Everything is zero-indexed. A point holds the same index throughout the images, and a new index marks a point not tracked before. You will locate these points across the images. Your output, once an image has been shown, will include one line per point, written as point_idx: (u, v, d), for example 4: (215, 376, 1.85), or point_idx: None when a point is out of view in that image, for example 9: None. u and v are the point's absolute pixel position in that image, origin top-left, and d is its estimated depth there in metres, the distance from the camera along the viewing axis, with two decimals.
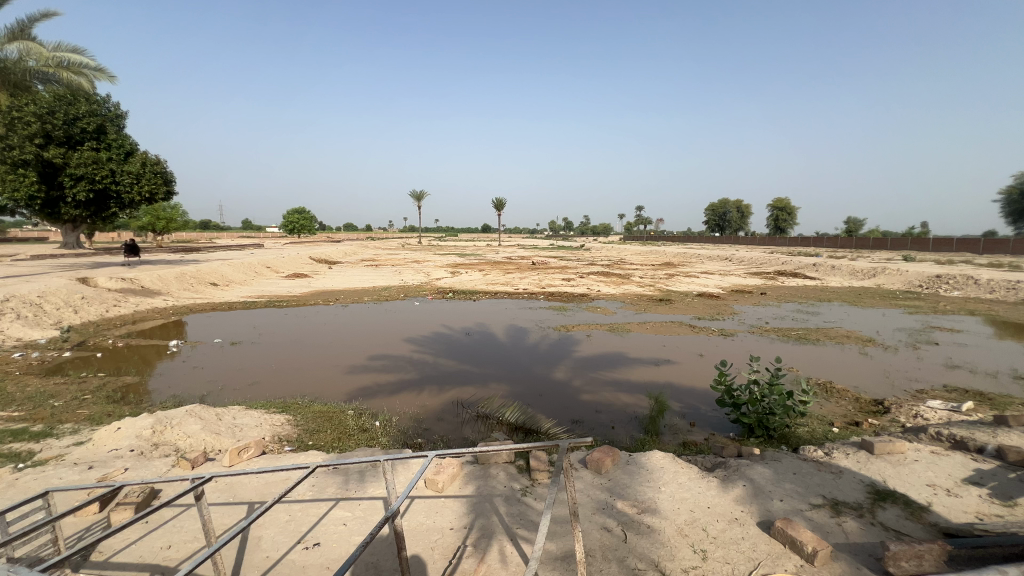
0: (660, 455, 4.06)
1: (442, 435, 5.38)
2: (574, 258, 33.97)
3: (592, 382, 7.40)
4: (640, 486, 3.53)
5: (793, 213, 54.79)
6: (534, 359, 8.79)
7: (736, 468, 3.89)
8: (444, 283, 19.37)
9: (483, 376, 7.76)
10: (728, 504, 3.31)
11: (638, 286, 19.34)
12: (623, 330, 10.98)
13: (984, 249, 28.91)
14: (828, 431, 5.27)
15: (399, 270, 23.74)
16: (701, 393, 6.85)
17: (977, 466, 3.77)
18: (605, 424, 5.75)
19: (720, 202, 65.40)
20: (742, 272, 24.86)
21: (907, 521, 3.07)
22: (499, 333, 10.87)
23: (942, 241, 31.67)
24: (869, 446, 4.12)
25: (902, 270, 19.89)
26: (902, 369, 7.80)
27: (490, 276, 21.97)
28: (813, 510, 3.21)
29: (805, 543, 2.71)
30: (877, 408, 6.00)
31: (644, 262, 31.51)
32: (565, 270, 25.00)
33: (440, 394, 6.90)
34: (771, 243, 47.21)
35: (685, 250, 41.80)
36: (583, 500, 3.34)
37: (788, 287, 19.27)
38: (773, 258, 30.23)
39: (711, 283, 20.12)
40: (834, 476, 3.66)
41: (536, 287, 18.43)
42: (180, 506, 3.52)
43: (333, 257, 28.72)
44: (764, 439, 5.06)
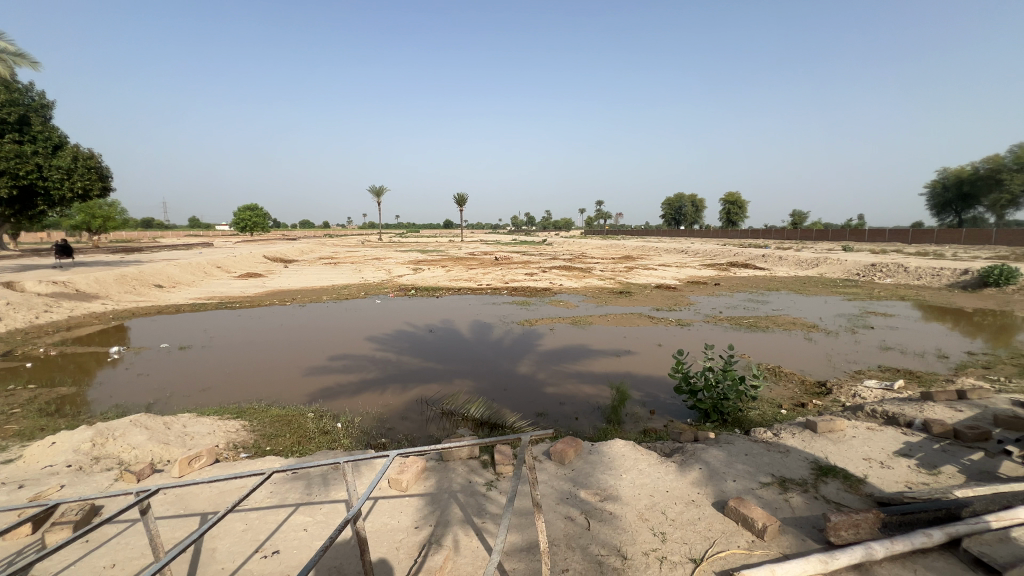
0: (621, 444, 4.17)
1: (406, 434, 5.32)
2: (536, 253, 34.20)
3: (556, 374, 7.51)
4: (602, 474, 3.63)
5: (744, 207, 57.33)
6: (499, 354, 8.81)
7: (692, 452, 4.05)
8: (407, 280, 19.08)
9: (448, 373, 7.71)
10: (685, 487, 3.44)
11: (600, 279, 19.71)
12: (586, 322, 11.19)
13: (913, 239, 31.23)
14: (776, 413, 5.58)
15: (359, 268, 23.15)
16: (660, 382, 7.08)
17: (907, 439, 4.09)
18: (569, 416, 5.86)
19: (676, 197, 67.47)
20: (697, 264, 25.79)
21: (846, 493, 3.29)
22: (463, 329, 10.83)
23: (877, 232, 33.99)
24: (813, 426, 4.38)
25: (842, 259, 21.21)
26: (842, 351, 8.36)
27: (453, 272, 21.80)
28: (763, 488, 3.39)
29: (756, 519, 2.86)
30: (820, 389, 6.40)
31: (605, 255, 32.14)
32: (529, 265, 25.16)
33: (404, 392, 6.82)
34: (724, 235, 49.23)
35: (644, 244, 42.91)
36: (547, 491, 3.39)
37: (739, 277, 20.18)
38: (726, 250, 31.53)
39: (668, 275, 20.79)
40: (781, 455, 3.88)
41: (500, 282, 18.45)
42: (125, 522, 3.32)
43: (289, 255, 27.67)
44: (719, 423, 5.30)
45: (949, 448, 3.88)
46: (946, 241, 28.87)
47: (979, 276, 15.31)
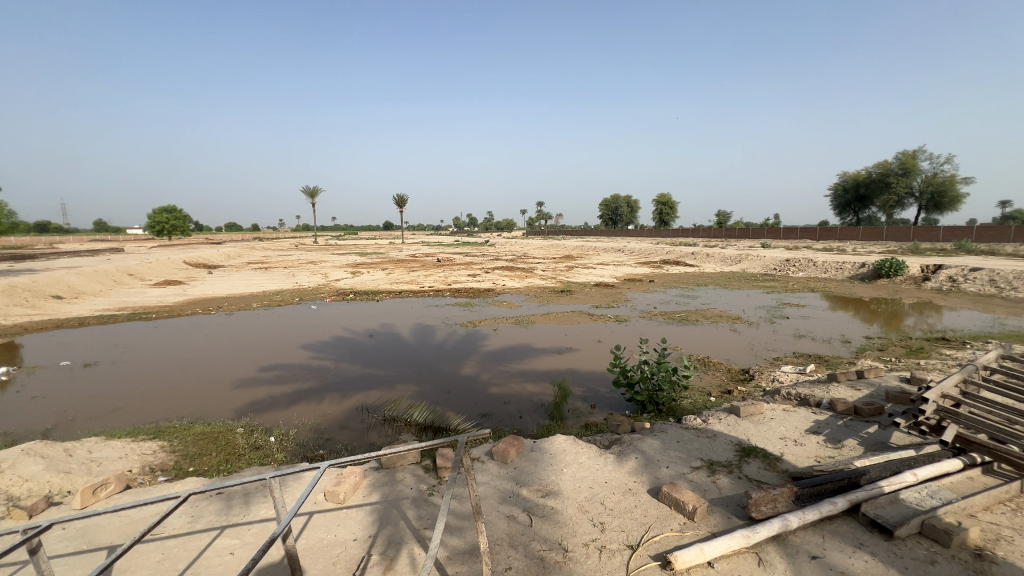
0: (563, 439, 4.24)
1: (346, 443, 5.11)
2: (479, 254, 34.12)
3: (500, 374, 7.53)
4: (543, 470, 3.68)
5: (674, 208, 60.57)
6: (442, 356, 8.69)
7: (629, 443, 4.21)
8: (344, 284, 18.37)
9: (390, 378, 7.50)
10: (623, 476, 3.57)
11: (542, 279, 20.02)
12: (528, 322, 11.33)
13: (820, 236, 34.45)
14: (705, 400, 5.93)
15: (292, 272, 21.94)
16: (600, 377, 7.29)
17: (816, 417, 4.50)
18: (513, 415, 5.89)
19: (612, 198, 69.99)
20: (634, 262, 26.87)
21: (766, 471, 3.56)
22: (405, 333, 10.59)
23: (790, 231, 37.14)
24: (737, 410, 4.69)
25: (761, 256, 22.97)
26: (763, 340, 9.05)
27: (394, 275, 21.26)
28: (693, 472, 3.59)
29: (687, 502, 3.01)
30: (744, 376, 6.88)
31: (546, 256, 32.78)
32: (471, 266, 25.06)
33: (343, 400, 6.55)
34: (657, 234, 51.76)
35: (584, 243, 44.09)
36: (489, 492, 3.39)
37: (672, 274, 21.28)
38: (659, 248, 33.13)
39: (606, 274, 21.50)
40: (709, 440, 4.12)
41: (442, 284, 18.24)
42: (15, 565, 2.93)
43: (213, 260, 25.71)
44: (655, 413, 5.55)
45: (850, 424, 4.31)
46: (847, 238, 32.15)
47: (874, 269, 17.14)
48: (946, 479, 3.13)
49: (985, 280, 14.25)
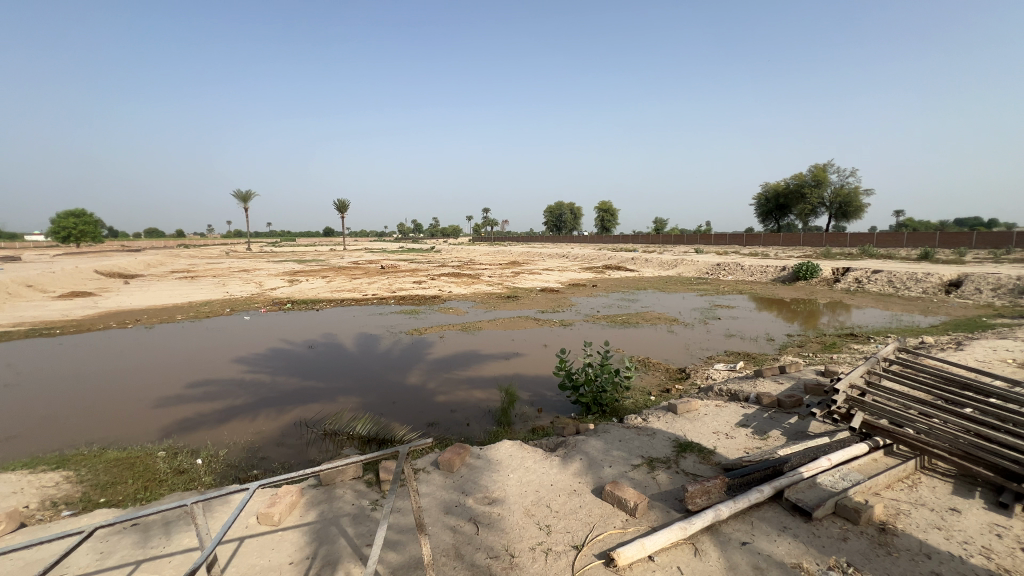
0: (509, 445, 4.24)
1: (283, 461, 4.83)
2: (425, 261, 33.62)
3: (447, 382, 7.42)
4: (489, 478, 3.66)
5: (615, 215, 62.85)
6: (387, 366, 8.45)
7: (574, 444, 4.29)
8: (281, 293, 17.43)
9: (331, 390, 7.18)
10: (568, 478, 3.62)
11: (488, 285, 20.02)
12: (475, 328, 11.28)
13: (747, 242, 37.01)
14: (646, 400, 6.16)
15: (222, 282, 20.53)
16: (547, 380, 7.39)
17: (745, 411, 4.81)
18: (460, 422, 5.82)
19: (556, 205, 71.52)
20: (577, 267, 27.55)
21: (700, 464, 3.75)
22: (347, 343, 10.19)
23: (720, 237, 39.64)
24: (674, 408, 4.91)
25: (695, 260, 24.30)
26: (697, 340, 9.56)
27: (335, 282, 20.46)
28: (634, 470, 3.71)
29: (629, 500, 3.10)
30: (681, 375, 7.22)
31: (492, 262, 32.82)
32: (416, 273, 24.65)
33: (279, 416, 6.18)
34: (600, 240, 53.43)
35: (529, 250, 44.59)
36: (434, 503, 3.32)
37: (614, 279, 21.99)
38: (602, 254, 34.14)
39: (552, 279, 21.87)
40: (649, 438, 4.29)
41: (386, 292, 17.77)
42: None
43: (130, 269, 23.56)
44: (599, 414, 5.69)
45: (774, 415, 4.65)
46: (770, 243, 34.80)
47: (793, 272, 18.65)
48: (855, 462, 3.44)
49: (885, 281, 15.93)
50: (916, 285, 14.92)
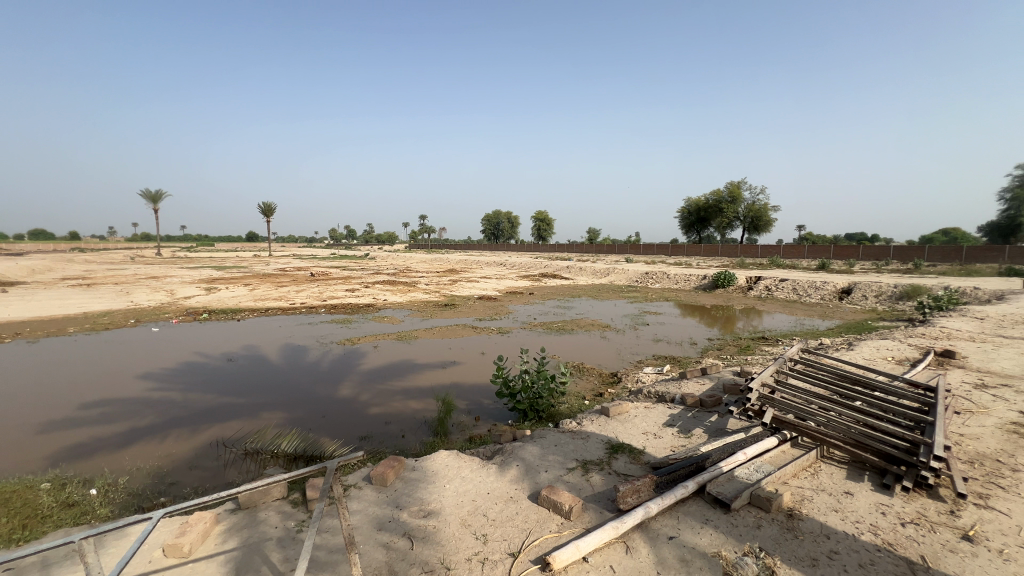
0: (445, 456, 4.16)
1: (196, 485, 4.41)
2: (358, 268, 32.39)
3: (381, 394, 7.17)
4: (424, 490, 3.57)
5: (551, 224, 64.40)
6: (316, 378, 8.00)
7: (511, 451, 4.30)
8: (196, 302, 16.00)
9: (253, 406, 6.67)
10: (504, 485, 3.62)
11: (424, 293, 19.67)
12: (411, 337, 11.02)
13: (672, 252, 39.36)
14: (581, 404, 6.32)
15: (125, 290, 18.50)
16: (484, 389, 7.36)
17: (671, 411, 5.07)
18: (395, 435, 5.64)
19: (494, 213, 72.00)
20: (514, 276, 27.80)
21: (631, 465, 3.89)
22: (272, 355, 9.55)
23: (648, 247, 41.85)
24: (607, 411, 5.08)
25: (626, 269, 25.41)
26: (628, 345, 9.99)
27: (258, 291, 19.16)
28: (569, 473, 3.78)
29: (564, 503, 3.15)
30: (613, 379, 7.49)
31: (429, 269, 32.27)
32: (348, 281, 23.68)
33: (193, 436, 5.65)
34: (536, 249, 54.39)
35: (467, 258, 44.38)
36: (365, 520, 3.18)
37: (550, 286, 22.46)
38: (538, 262, 34.72)
39: (489, 287, 21.91)
40: (583, 441, 4.39)
41: (316, 300, 16.90)
42: None
43: (9, 275, 20.58)
44: (535, 420, 5.75)
45: (697, 415, 4.95)
46: (693, 253, 37.25)
47: (712, 280, 20.06)
48: (766, 454, 3.75)
49: (790, 289, 17.58)
50: (815, 293, 16.61)
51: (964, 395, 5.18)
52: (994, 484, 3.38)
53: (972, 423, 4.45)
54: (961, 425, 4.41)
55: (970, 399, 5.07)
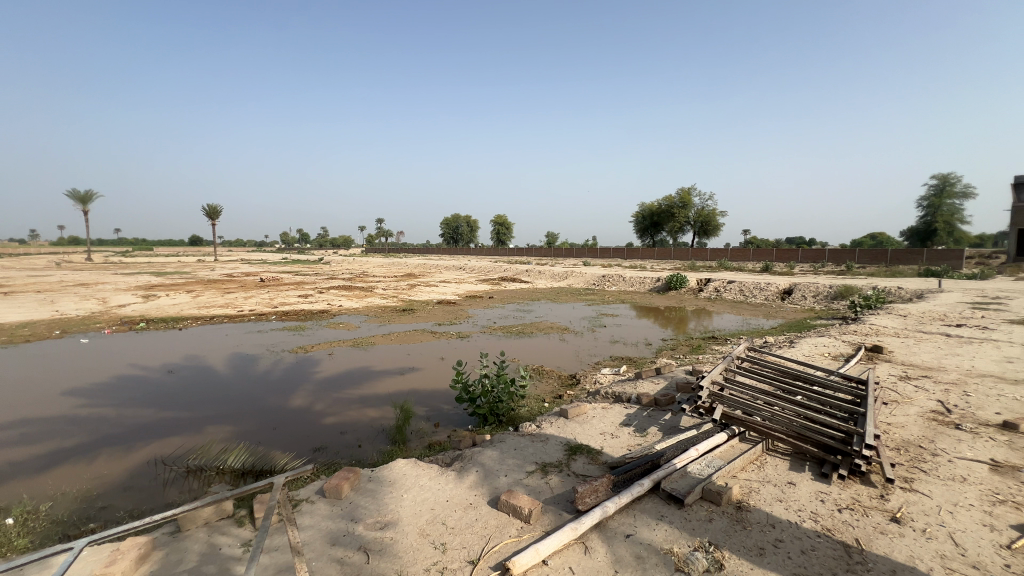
0: (403, 464, 4.06)
1: (131, 508, 4.08)
2: (311, 273, 31.25)
3: (336, 403, 6.92)
4: (381, 501, 3.46)
5: (510, 228, 64.77)
6: (266, 389, 7.62)
7: (470, 457, 4.26)
8: (131, 311, 14.92)
9: (195, 421, 6.26)
10: (463, 492, 3.57)
11: (382, 298, 19.24)
12: (368, 343, 10.74)
13: (627, 255, 40.52)
14: (540, 407, 6.35)
15: (49, 298, 17.01)
16: (444, 394, 7.25)
17: (627, 411, 5.19)
18: (351, 445, 5.46)
19: (453, 217, 71.48)
20: (473, 280, 27.68)
21: (590, 465, 3.95)
22: (217, 365, 9.03)
23: (605, 251, 42.87)
24: (566, 412, 5.13)
25: (583, 273, 25.87)
26: (586, 347, 10.16)
27: (203, 298, 18.11)
28: (529, 477, 3.78)
29: (523, 507, 3.15)
30: (572, 381, 7.59)
31: (387, 274, 31.61)
32: (301, 286, 22.81)
33: (128, 455, 5.24)
34: (495, 253, 54.46)
35: (425, 262, 43.86)
36: (318, 535, 3.05)
37: (510, 290, 22.54)
38: (497, 266, 34.78)
39: (448, 291, 21.73)
40: (542, 444, 4.41)
41: (266, 307, 16.17)
42: None
43: None
44: (495, 424, 5.73)
45: (653, 414, 5.08)
46: (646, 257, 38.49)
47: (666, 283, 20.78)
48: (717, 450, 3.89)
49: (736, 290, 18.47)
50: (760, 294, 17.53)
51: (890, 386, 5.61)
52: (918, 469, 3.67)
53: (899, 413, 4.82)
54: (889, 415, 4.76)
55: (896, 390, 5.49)
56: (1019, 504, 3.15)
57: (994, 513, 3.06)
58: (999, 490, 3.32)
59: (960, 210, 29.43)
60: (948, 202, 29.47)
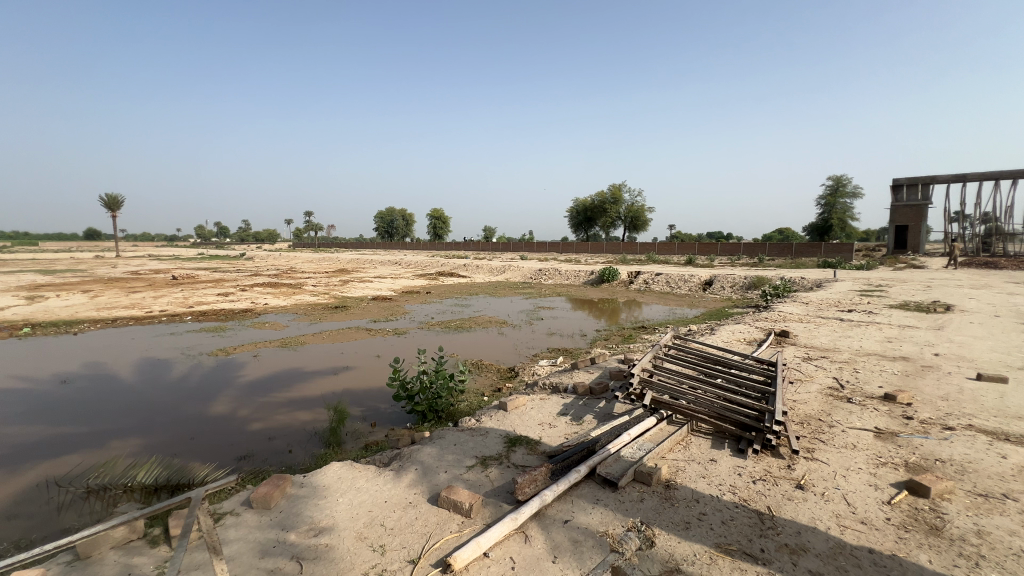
0: (338, 468, 3.90)
1: (17, 538, 3.60)
2: (232, 270, 29.04)
3: (263, 407, 6.52)
4: (315, 507, 3.31)
5: (447, 222, 63.99)
6: (182, 396, 7.00)
7: (408, 455, 4.18)
8: (13, 315, 13.03)
9: (97, 436, 5.62)
10: (402, 491, 3.51)
11: (311, 295, 18.27)
12: (297, 343, 10.19)
13: (563, 249, 41.52)
14: (480, 401, 6.37)
15: None
16: (381, 393, 7.05)
17: (564, 401, 5.34)
18: (280, 450, 5.17)
19: (388, 210, 69.30)
20: (409, 275, 26.99)
21: (528, 455, 4.02)
22: (123, 373, 8.15)
23: (541, 245, 43.59)
24: (505, 405, 5.19)
25: (520, 266, 26.18)
26: (524, 340, 10.32)
27: (103, 298, 16.26)
28: (469, 471, 3.79)
29: (463, 501, 3.15)
30: (511, 374, 7.68)
31: (317, 270, 30.11)
32: (220, 284, 21.10)
33: (11, 479, 4.59)
34: (432, 247, 53.54)
35: (358, 257, 42.15)
36: (245, 548, 2.86)
37: (447, 285, 22.30)
38: (434, 260, 34.22)
39: (383, 287, 21.11)
40: (482, 438, 4.43)
41: (179, 307, 14.81)
42: None
43: None
44: (435, 420, 5.67)
45: (588, 402, 5.27)
46: (581, 251, 39.59)
47: (599, 276, 21.56)
48: (648, 433, 4.11)
49: (664, 282, 19.53)
50: (684, 285, 18.68)
51: (796, 367, 6.23)
52: (818, 439, 4.11)
53: (802, 390, 5.36)
54: (795, 392, 5.28)
55: (800, 370, 6.11)
56: (897, 464, 3.63)
57: (878, 474, 3.50)
58: (882, 453, 3.80)
59: (851, 209, 33.09)
60: (842, 201, 32.96)
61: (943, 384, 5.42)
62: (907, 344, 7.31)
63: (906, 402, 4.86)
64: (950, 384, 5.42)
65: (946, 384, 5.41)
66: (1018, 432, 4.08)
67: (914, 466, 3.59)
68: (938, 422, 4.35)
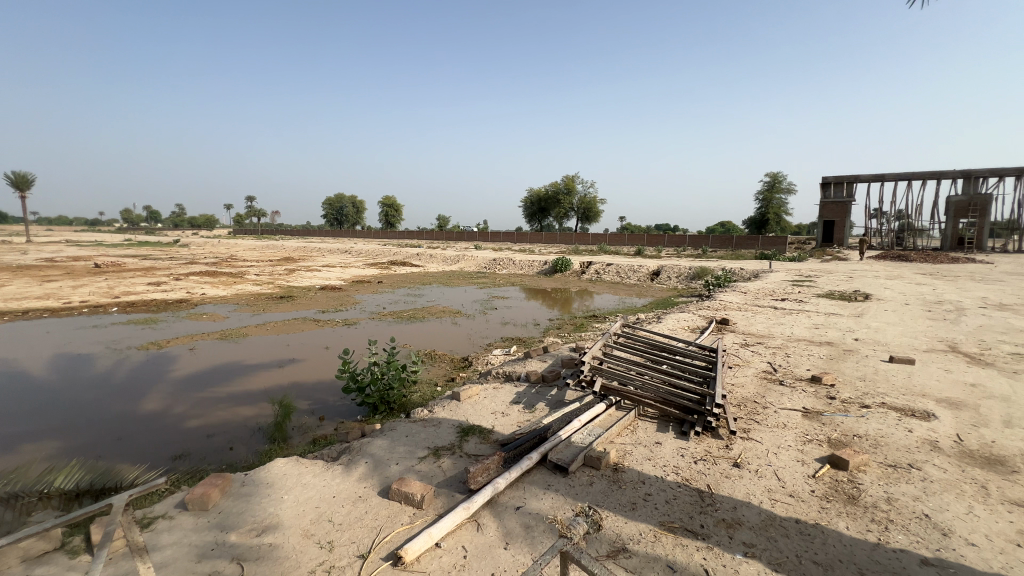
0: (282, 464, 3.75)
1: None
2: (164, 258, 26.96)
3: (200, 403, 6.14)
4: (257, 505, 3.16)
5: (399, 211, 62.41)
6: (108, 393, 6.48)
7: (358, 448, 4.08)
8: None
9: (6, 440, 5.08)
10: (352, 485, 3.42)
11: (254, 284, 17.30)
12: (238, 334, 9.67)
13: (517, 239, 41.65)
14: (433, 391, 6.31)
15: None
16: (329, 385, 6.83)
17: (517, 390, 5.38)
18: (220, 448, 4.90)
19: (337, 196, 66.67)
20: (360, 264, 26.19)
21: (482, 445, 4.03)
22: (36, 370, 7.41)
23: (495, 235, 43.50)
24: (458, 395, 5.17)
25: (475, 256, 26.04)
26: (478, 329, 10.30)
27: (11, 288, 14.62)
28: (421, 462, 3.75)
29: (415, 493, 3.12)
30: (464, 364, 7.65)
31: (260, 258, 28.55)
32: (150, 273, 19.57)
33: None
34: (384, 236, 52.07)
35: (304, 245, 40.25)
36: (180, 553, 2.69)
37: (400, 274, 21.81)
38: (386, 249, 33.28)
39: (332, 276, 20.37)
40: (434, 428, 4.39)
41: (102, 298, 13.58)
42: None
43: None
44: (386, 412, 5.56)
45: (540, 391, 5.34)
46: (535, 241, 39.88)
47: (552, 266, 21.82)
48: (597, 420, 4.23)
49: (615, 272, 20.05)
50: (634, 275, 19.27)
51: (735, 353, 6.60)
52: (753, 420, 4.38)
53: (740, 374, 5.69)
54: (733, 377, 5.59)
55: (739, 355, 6.49)
56: (821, 440, 3.94)
57: (804, 450, 3.79)
58: (809, 431, 4.10)
59: (785, 204, 35.26)
60: (777, 197, 35.02)
61: (862, 366, 5.92)
62: (833, 330, 7.92)
63: (830, 383, 5.28)
64: (867, 365, 5.93)
65: (864, 366, 5.92)
66: (922, 408, 4.54)
67: (835, 442, 3.91)
68: (857, 401, 4.75)
